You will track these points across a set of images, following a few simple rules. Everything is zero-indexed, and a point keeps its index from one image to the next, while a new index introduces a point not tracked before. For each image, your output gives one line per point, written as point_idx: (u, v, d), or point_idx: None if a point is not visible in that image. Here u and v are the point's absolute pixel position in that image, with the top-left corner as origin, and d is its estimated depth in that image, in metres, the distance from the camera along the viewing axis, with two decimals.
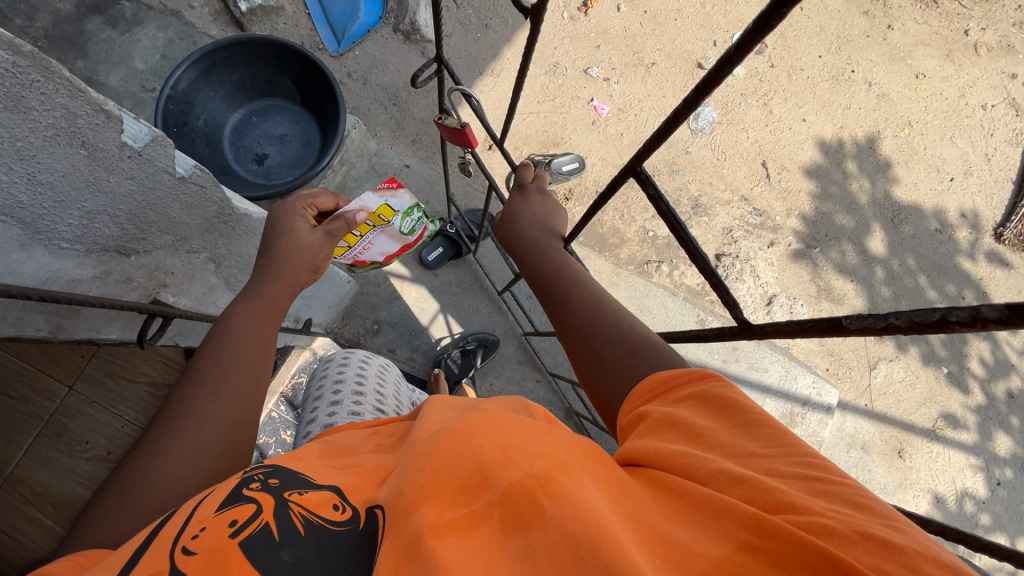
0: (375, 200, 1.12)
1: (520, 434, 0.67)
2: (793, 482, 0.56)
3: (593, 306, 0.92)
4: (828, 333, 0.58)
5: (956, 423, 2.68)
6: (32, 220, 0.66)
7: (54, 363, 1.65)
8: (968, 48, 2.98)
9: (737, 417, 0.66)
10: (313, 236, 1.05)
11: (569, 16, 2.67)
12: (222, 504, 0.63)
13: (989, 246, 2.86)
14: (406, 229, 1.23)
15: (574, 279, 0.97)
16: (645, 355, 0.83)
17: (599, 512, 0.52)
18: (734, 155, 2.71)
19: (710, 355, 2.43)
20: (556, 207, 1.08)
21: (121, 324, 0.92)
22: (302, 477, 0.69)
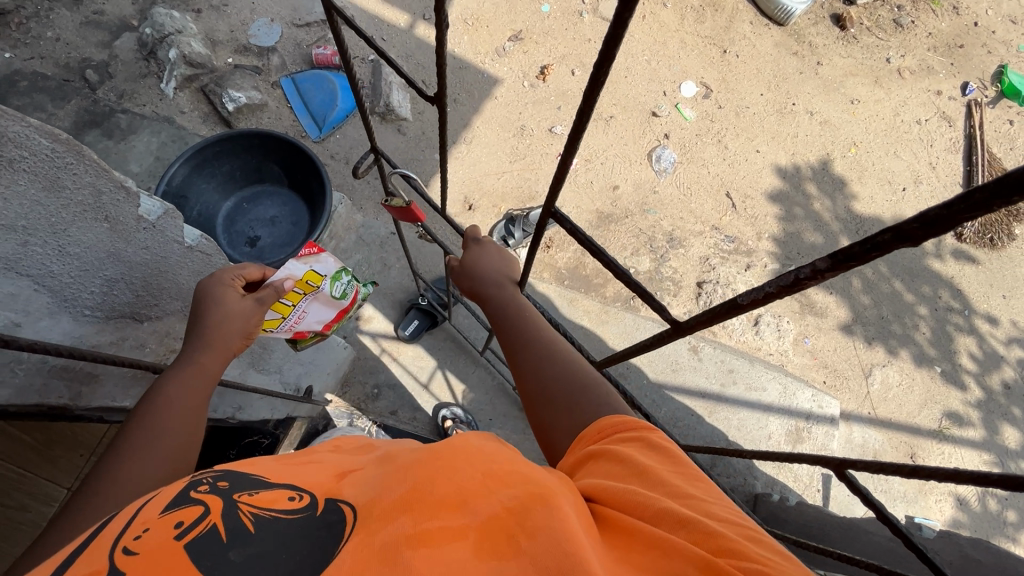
0: (301, 268, 1.09)
1: (500, 463, 0.65)
2: (729, 524, 0.59)
3: (544, 345, 0.97)
4: (729, 313, 0.66)
5: (961, 420, 2.70)
6: (61, 288, 0.73)
7: (52, 464, 1.53)
8: (893, 73, 3.28)
9: (681, 465, 0.69)
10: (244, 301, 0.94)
11: (530, 83, 2.90)
12: (168, 505, 0.56)
13: (952, 245, 3.02)
14: (337, 292, 1.22)
15: (523, 318, 1.01)
16: (586, 395, 0.87)
17: (573, 541, 0.52)
18: (698, 190, 2.89)
19: (707, 380, 2.48)
20: (507, 253, 1.11)
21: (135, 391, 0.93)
22: (255, 478, 0.63)
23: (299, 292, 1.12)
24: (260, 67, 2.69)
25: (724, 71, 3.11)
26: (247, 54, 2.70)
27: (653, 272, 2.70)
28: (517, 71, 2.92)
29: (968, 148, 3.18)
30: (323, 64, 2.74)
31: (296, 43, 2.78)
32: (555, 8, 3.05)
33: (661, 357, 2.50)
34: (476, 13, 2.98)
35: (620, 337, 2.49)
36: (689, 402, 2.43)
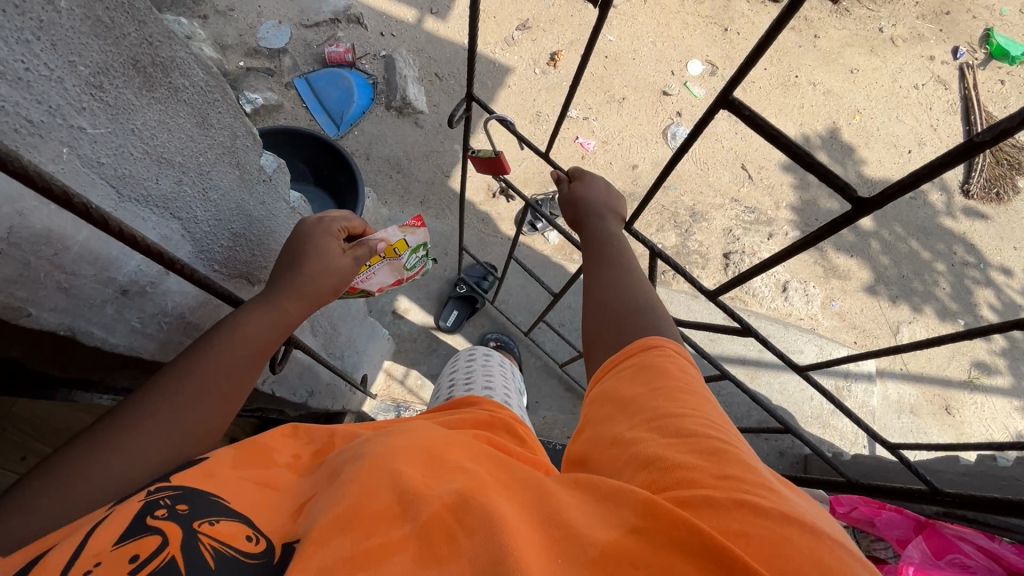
0: (395, 234, 0.98)
1: (443, 459, 0.62)
2: (688, 449, 0.58)
3: (619, 278, 0.88)
4: (961, 158, 0.54)
5: (989, 369, 2.76)
6: (201, 237, 0.70)
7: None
8: (886, 42, 3.37)
9: (661, 383, 0.67)
10: (344, 260, 0.85)
11: (541, 71, 2.93)
12: (122, 536, 0.50)
13: (961, 203, 3.09)
14: (410, 264, 1.06)
15: (608, 252, 0.93)
16: (639, 322, 0.80)
17: (507, 528, 0.50)
18: (715, 164, 2.92)
19: (745, 347, 2.50)
20: (612, 193, 1.00)
21: None
22: (214, 500, 0.57)
23: (380, 258, 0.99)
24: (273, 69, 2.67)
25: (728, 48, 3.17)
26: (258, 56, 2.68)
27: (681, 246, 2.73)
28: (527, 60, 2.94)
29: (965, 109, 3.28)
30: (335, 62, 2.72)
31: (306, 43, 2.77)
32: None
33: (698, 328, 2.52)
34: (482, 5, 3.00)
35: None
36: (730, 369, 2.45)
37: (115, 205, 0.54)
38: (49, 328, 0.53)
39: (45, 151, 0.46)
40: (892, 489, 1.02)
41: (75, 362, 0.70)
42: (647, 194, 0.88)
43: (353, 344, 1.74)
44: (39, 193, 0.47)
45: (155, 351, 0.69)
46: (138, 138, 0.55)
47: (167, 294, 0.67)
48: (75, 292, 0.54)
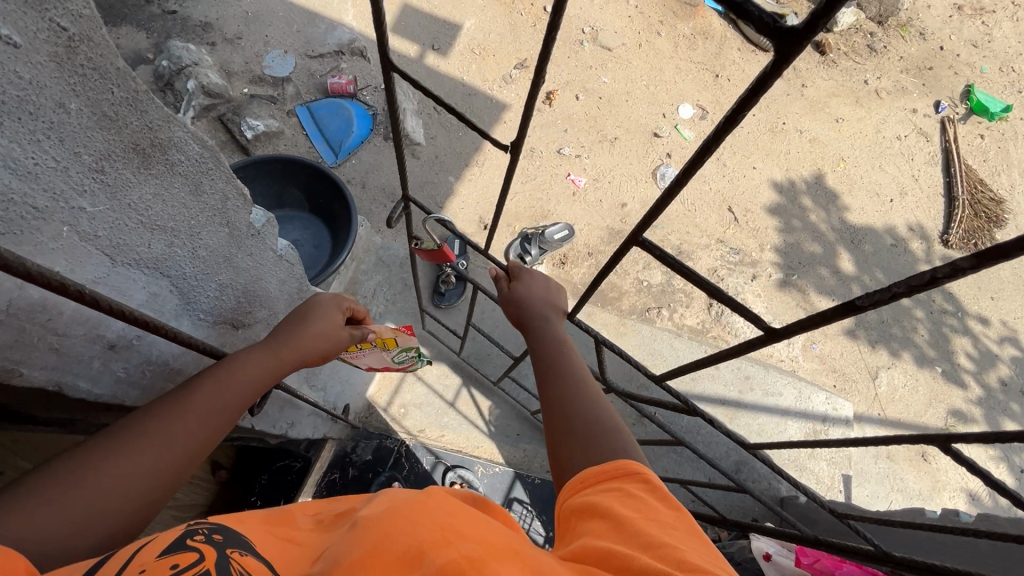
0: (389, 329, 1.03)
1: (467, 521, 0.63)
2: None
3: (572, 393, 0.88)
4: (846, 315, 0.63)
5: (965, 417, 2.81)
6: (188, 291, 0.75)
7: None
8: (871, 93, 3.50)
9: (658, 513, 0.65)
10: (343, 334, 0.93)
11: (537, 108, 3.02)
12: (164, 550, 0.54)
13: (940, 252, 3.18)
14: (397, 359, 1.12)
15: (557, 360, 0.94)
16: (603, 445, 0.79)
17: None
18: (702, 205, 3.01)
19: (726, 388, 2.54)
20: (554, 292, 1.05)
21: None
22: (245, 539, 0.62)
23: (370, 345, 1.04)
24: (276, 96, 2.75)
25: (718, 94, 3.27)
26: (262, 84, 2.76)
27: (666, 285, 2.79)
28: (524, 97, 3.03)
29: (945, 161, 3.39)
30: (337, 92, 2.81)
31: (310, 73, 2.85)
32: (557, 37, 3.20)
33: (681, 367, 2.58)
34: (482, 43, 3.10)
35: (639, 347, 2.57)
36: (709, 408, 2.49)
37: (107, 271, 0.60)
38: (39, 384, 0.58)
39: (46, 231, 0.52)
40: (847, 548, 1.05)
41: (61, 406, 0.74)
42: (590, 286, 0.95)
43: (337, 374, 1.78)
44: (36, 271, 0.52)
45: (137, 398, 0.74)
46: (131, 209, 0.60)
47: (153, 345, 0.71)
48: (64, 351, 0.58)
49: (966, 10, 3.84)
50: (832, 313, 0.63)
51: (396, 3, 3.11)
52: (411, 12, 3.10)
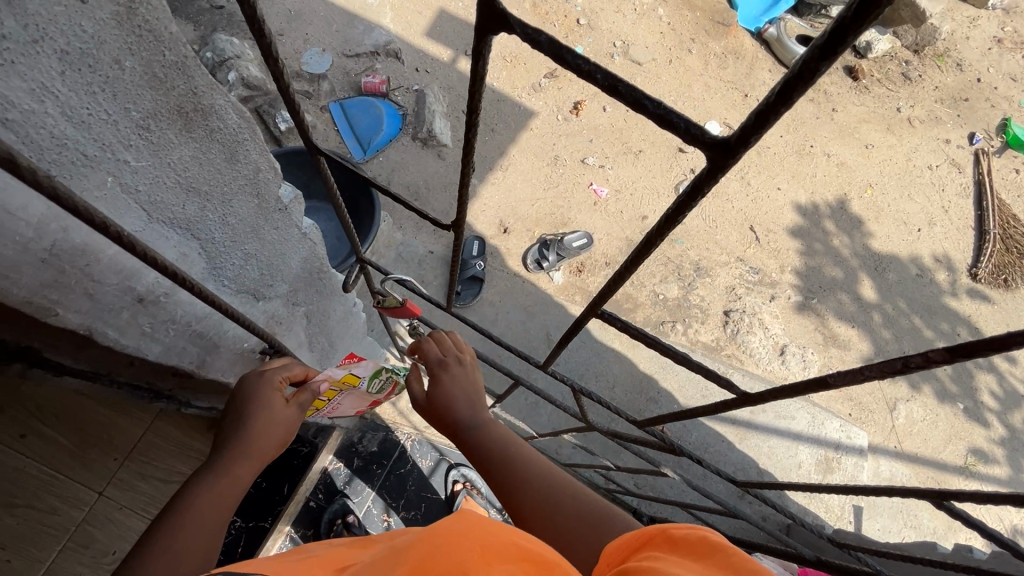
0: (340, 369, 0.99)
1: (503, 533, 0.59)
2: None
3: (543, 510, 0.77)
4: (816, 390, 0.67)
5: (985, 457, 2.72)
6: (215, 255, 0.78)
7: (85, 470, 1.36)
8: (903, 121, 3.45)
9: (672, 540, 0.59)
10: (289, 411, 0.91)
11: (563, 117, 3.06)
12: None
13: (968, 285, 3.11)
14: (375, 388, 1.12)
15: (511, 473, 0.81)
16: (607, 534, 0.74)
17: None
18: (723, 223, 2.99)
19: (737, 407, 2.50)
20: (469, 378, 0.91)
21: (239, 369, 0.99)
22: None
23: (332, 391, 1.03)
24: (311, 92, 2.83)
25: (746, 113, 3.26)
26: (298, 79, 2.85)
27: (682, 299, 2.78)
28: (551, 106, 3.07)
29: (977, 194, 3.32)
30: (370, 91, 2.89)
31: (345, 72, 2.93)
32: (587, 49, 3.24)
33: (692, 383, 2.57)
34: (514, 50, 3.15)
35: (649, 360, 2.58)
36: (719, 427, 2.46)
37: (143, 226, 0.63)
38: (73, 326, 0.61)
39: (93, 178, 0.56)
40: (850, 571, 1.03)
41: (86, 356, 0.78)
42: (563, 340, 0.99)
43: None
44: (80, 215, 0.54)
45: (159, 353, 0.77)
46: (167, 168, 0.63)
47: (178, 305, 0.74)
48: (98, 298, 0.61)
49: (1007, 42, 3.77)
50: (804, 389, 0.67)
51: (432, 8, 3.18)
52: (446, 17, 3.16)
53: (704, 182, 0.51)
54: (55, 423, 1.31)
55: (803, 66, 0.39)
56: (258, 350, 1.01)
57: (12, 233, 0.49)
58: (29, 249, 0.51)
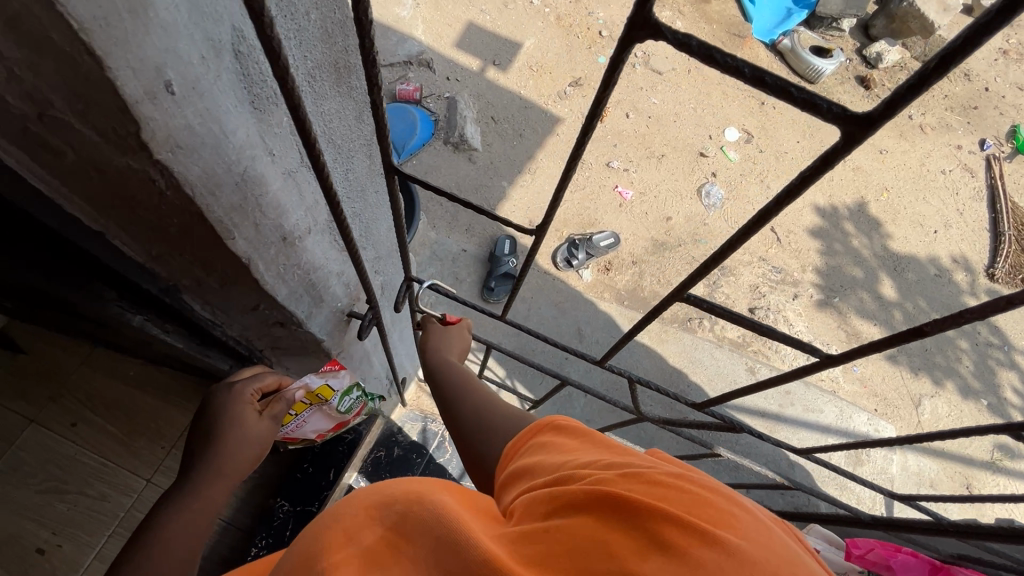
0: (317, 379, 1.10)
1: (388, 486, 0.65)
2: (606, 468, 0.58)
3: (485, 437, 0.86)
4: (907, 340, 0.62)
5: (1012, 453, 2.75)
6: (335, 208, 0.85)
7: (134, 456, 1.66)
8: (916, 128, 3.56)
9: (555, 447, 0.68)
10: (262, 422, 0.96)
11: (588, 123, 3.17)
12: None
13: (986, 285, 3.17)
14: (342, 406, 1.30)
15: (477, 414, 0.90)
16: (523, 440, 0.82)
17: (441, 527, 0.55)
18: (745, 223, 3.08)
19: (766, 400, 2.55)
20: (455, 334, 1.03)
21: (331, 328, 1.05)
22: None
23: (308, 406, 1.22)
24: None
25: (763, 120, 3.38)
26: None
27: (707, 297, 2.85)
28: (577, 112, 3.19)
29: (991, 197, 3.40)
30: (404, 98, 3.01)
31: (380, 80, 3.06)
32: (610, 59, 3.37)
33: (720, 377, 2.63)
34: (540, 61, 3.29)
35: (678, 355, 2.65)
36: (750, 420, 2.50)
37: (298, 167, 0.70)
38: (238, 256, 0.68)
39: (278, 116, 0.62)
40: (911, 524, 1.06)
41: (212, 300, 0.84)
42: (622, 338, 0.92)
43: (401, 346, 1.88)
44: (263, 148, 0.61)
45: (285, 297, 0.83)
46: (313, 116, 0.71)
47: (305, 250, 0.81)
48: (259, 231, 0.68)
49: (1012, 53, 3.89)
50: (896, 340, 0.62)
51: (462, 21, 3.33)
52: (475, 30, 3.31)
53: (838, 153, 0.44)
54: (108, 416, 1.69)
55: (956, 46, 0.35)
56: (347, 312, 1.06)
57: (223, 154, 0.55)
58: (228, 171, 0.57)
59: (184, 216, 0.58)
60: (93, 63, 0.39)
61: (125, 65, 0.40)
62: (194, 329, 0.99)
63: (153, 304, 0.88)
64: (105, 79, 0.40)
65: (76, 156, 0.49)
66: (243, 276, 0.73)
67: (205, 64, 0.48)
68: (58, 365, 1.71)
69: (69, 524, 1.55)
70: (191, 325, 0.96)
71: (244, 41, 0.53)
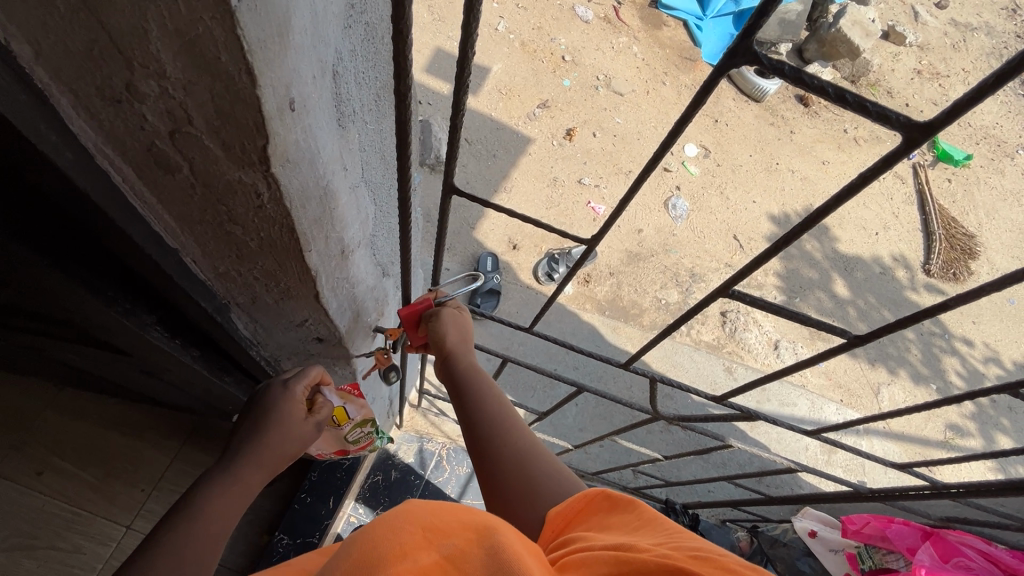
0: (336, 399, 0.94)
1: (438, 511, 0.64)
2: (674, 548, 0.56)
3: (525, 489, 0.77)
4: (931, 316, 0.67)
5: (962, 431, 3.00)
6: (376, 222, 0.87)
7: (112, 502, 1.57)
8: (852, 140, 3.88)
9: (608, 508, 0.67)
10: (308, 426, 0.83)
11: (558, 142, 3.30)
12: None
13: (924, 280, 3.47)
14: (351, 438, 1.11)
15: (484, 419, 0.85)
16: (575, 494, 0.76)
17: (501, 561, 0.54)
18: (710, 233, 3.26)
19: (745, 398, 2.69)
20: (465, 318, 0.89)
21: (361, 341, 1.04)
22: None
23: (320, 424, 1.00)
24: None
25: (718, 136, 3.62)
26: None
27: (682, 303, 2.99)
28: (547, 133, 3.31)
29: (921, 200, 3.75)
30: None
31: None
32: (574, 82, 3.53)
33: (701, 378, 2.75)
34: (508, 84, 3.41)
35: (661, 360, 2.76)
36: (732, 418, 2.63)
37: (359, 180, 0.73)
38: (307, 269, 0.68)
39: (352, 129, 0.65)
40: (902, 491, 1.16)
41: (259, 316, 0.84)
42: (659, 335, 0.91)
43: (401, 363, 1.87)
44: (341, 162, 0.63)
45: (333, 311, 0.84)
46: (373, 131, 0.73)
47: (354, 262, 0.82)
48: (327, 242, 0.69)
49: (925, 73, 4.35)
50: (924, 315, 0.66)
51: (430, 47, 3.41)
52: (444, 55, 3.39)
53: (897, 157, 0.47)
54: (80, 462, 1.59)
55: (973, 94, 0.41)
56: (375, 326, 1.06)
57: (315, 167, 0.57)
58: (316, 184, 0.59)
59: (273, 229, 0.60)
60: (248, 81, 0.41)
61: (271, 83, 0.43)
62: (225, 352, 0.97)
63: (193, 325, 0.87)
64: (252, 95, 0.42)
65: (189, 171, 0.50)
66: (303, 290, 0.74)
67: (314, 82, 0.50)
68: (21, 412, 1.59)
69: None
70: (223, 347, 0.94)
71: (339, 61, 0.55)
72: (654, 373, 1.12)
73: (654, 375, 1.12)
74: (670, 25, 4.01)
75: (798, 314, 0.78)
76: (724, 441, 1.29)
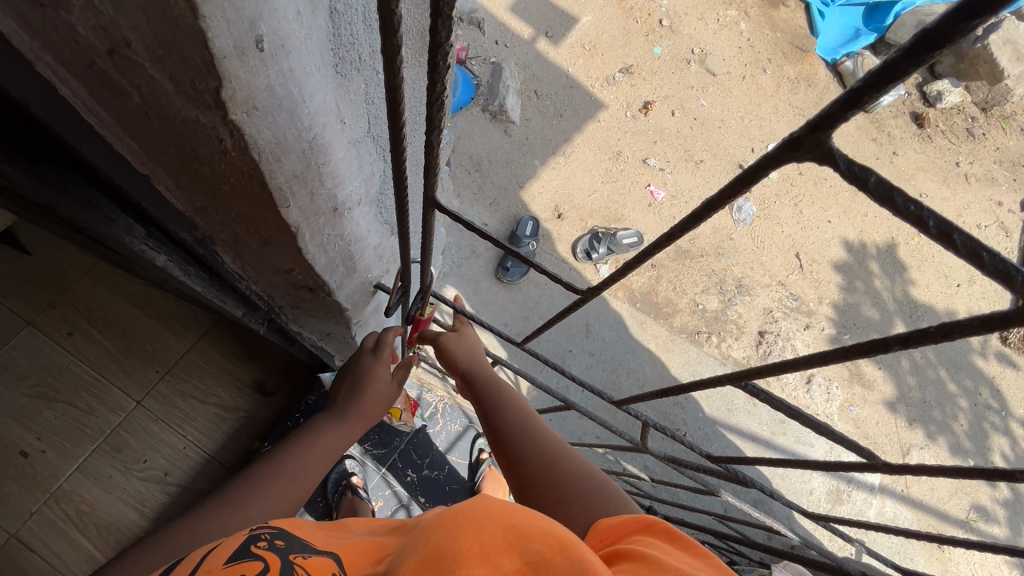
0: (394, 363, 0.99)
1: (523, 509, 0.56)
2: None
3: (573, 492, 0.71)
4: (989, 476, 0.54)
5: (987, 515, 2.77)
6: (385, 179, 0.78)
7: (127, 376, 1.62)
8: (961, 176, 3.45)
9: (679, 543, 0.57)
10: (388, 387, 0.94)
11: (632, 115, 3.06)
12: (231, 557, 0.58)
13: (997, 348, 3.14)
14: None
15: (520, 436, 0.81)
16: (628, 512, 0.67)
17: None
18: (771, 245, 3.02)
19: (759, 426, 2.60)
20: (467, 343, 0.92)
21: (356, 296, 0.98)
22: (303, 543, 0.64)
23: None
24: None
25: None
26: None
27: (720, 312, 2.82)
28: (622, 102, 3.08)
29: None
30: None
31: None
32: (665, 51, 3.24)
33: (719, 395, 2.62)
34: (594, 41, 3.16)
35: (682, 366, 2.64)
36: (739, 443, 2.57)
37: (364, 134, 0.63)
38: (288, 224, 0.61)
39: (358, 76, 0.55)
40: None
41: (246, 255, 0.78)
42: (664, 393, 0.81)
43: None
44: (337, 114, 0.54)
45: (322, 265, 0.77)
46: (384, 82, 0.64)
47: (354, 222, 0.74)
48: (313, 199, 0.61)
49: None
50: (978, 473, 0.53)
51: None
52: None
53: (1009, 323, 0.35)
54: (106, 331, 1.63)
55: None
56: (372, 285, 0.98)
57: (297, 119, 0.48)
58: (298, 138, 0.50)
59: (243, 178, 0.53)
60: (187, 9, 0.33)
61: (222, 15, 0.34)
62: (217, 276, 0.93)
63: (185, 245, 0.83)
64: (194, 28, 0.34)
65: (140, 98, 0.44)
66: (285, 241, 0.67)
67: (299, 20, 0.41)
68: (58, 273, 1.63)
69: (54, 433, 1.52)
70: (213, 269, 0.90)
71: None
72: (651, 418, 1.02)
73: (651, 420, 1.02)
74: (789, 6, 3.58)
75: (815, 418, 0.68)
76: (710, 492, 1.20)
